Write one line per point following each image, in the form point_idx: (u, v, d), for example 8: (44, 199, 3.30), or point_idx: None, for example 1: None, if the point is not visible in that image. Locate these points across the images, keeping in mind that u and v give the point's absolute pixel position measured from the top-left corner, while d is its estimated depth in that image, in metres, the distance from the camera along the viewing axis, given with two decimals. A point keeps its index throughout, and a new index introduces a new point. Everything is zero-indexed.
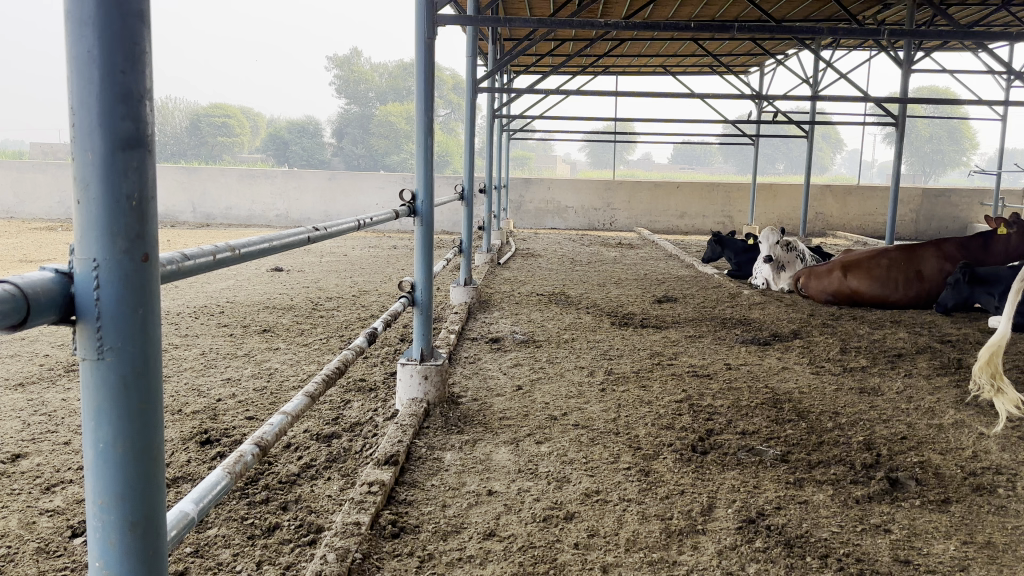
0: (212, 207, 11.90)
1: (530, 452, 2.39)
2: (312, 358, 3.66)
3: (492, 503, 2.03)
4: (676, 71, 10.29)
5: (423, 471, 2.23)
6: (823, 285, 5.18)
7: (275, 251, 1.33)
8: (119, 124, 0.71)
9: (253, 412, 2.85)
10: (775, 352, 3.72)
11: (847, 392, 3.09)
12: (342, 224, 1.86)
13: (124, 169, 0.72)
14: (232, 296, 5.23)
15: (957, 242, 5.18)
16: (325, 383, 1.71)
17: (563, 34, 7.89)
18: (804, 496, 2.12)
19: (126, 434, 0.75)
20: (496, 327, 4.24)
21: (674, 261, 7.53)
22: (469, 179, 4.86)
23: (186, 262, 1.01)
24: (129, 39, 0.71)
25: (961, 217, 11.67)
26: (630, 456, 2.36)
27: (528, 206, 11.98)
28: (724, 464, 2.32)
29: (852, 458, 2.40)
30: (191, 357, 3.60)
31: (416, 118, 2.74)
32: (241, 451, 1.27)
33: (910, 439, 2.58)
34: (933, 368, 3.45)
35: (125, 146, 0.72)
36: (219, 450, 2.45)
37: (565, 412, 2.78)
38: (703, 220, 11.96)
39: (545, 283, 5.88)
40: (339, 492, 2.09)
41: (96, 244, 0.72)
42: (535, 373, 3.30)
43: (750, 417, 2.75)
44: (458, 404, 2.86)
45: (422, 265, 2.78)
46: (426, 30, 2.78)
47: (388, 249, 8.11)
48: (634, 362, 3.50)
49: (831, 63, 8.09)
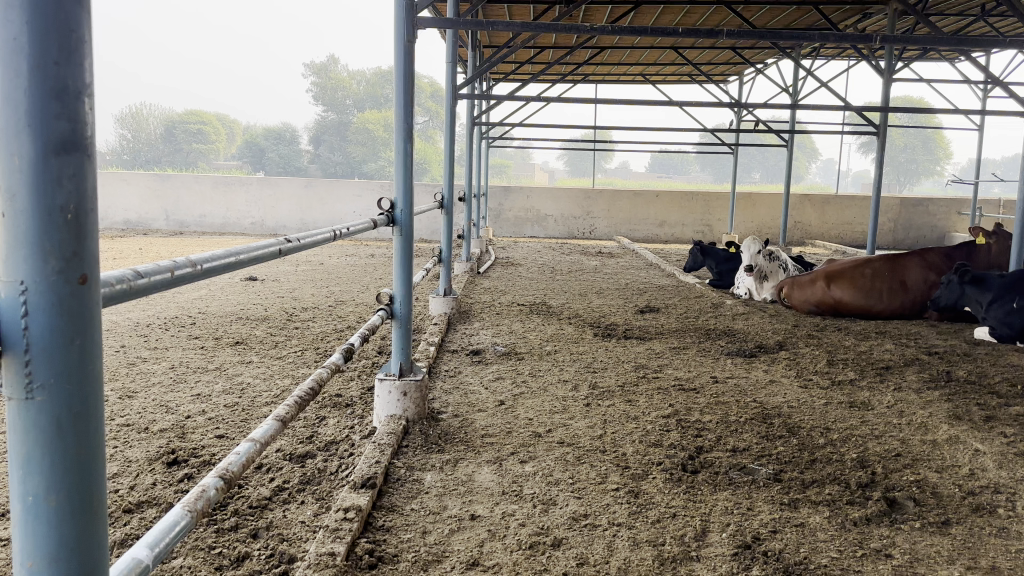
0: (185, 215, 11.69)
1: (514, 472, 2.28)
2: (286, 371, 3.54)
3: (475, 529, 1.92)
4: (655, 79, 10.28)
5: (402, 494, 2.12)
6: (806, 295, 5.14)
7: (241, 267, 1.24)
8: (53, 124, 0.62)
9: (224, 430, 2.73)
10: (762, 364, 3.65)
11: (836, 406, 3.02)
12: (317, 235, 1.75)
13: (58, 176, 0.63)
14: (204, 307, 5.08)
15: (941, 251, 5.14)
16: (298, 406, 1.59)
17: (543, 42, 7.82)
18: (800, 519, 2.04)
19: (61, 485, 0.66)
20: (477, 339, 4.13)
21: (654, 270, 7.48)
22: (449, 187, 4.73)
23: (139, 280, 0.91)
24: (65, 25, 0.63)
25: (939, 225, 11.75)
26: (619, 476, 2.26)
27: (507, 214, 11.90)
28: (716, 484, 2.23)
29: (847, 477, 2.33)
30: (159, 372, 3.48)
31: (395, 124, 2.64)
32: (204, 485, 1.16)
33: (904, 457, 2.51)
34: (922, 381, 3.40)
35: (59, 151, 0.63)
36: (188, 472, 2.33)
37: (550, 429, 2.68)
38: (683, 229, 11.94)
39: (526, 293, 5.79)
40: (313, 518, 1.97)
41: (25, 264, 0.63)
42: (518, 387, 3.20)
43: (740, 433, 2.67)
44: (438, 421, 2.75)
45: (400, 276, 2.66)
46: (406, 33, 2.68)
47: (366, 258, 7.99)
48: (619, 375, 3.42)
49: (812, 73, 8.07)
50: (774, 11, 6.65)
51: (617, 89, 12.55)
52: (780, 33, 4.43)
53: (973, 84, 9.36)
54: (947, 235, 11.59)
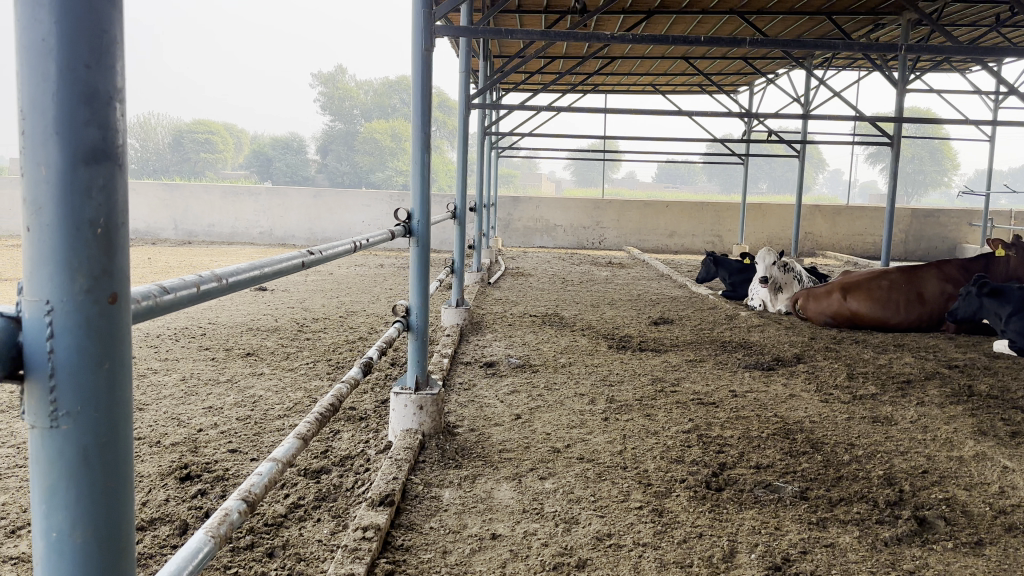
0: (194, 224, 11.69)
1: (534, 489, 2.23)
2: (298, 383, 3.50)
3: (497, 549, 1.87)
4: (665, 89, 10.26)
5: (421, 511, 2.07)
6: (821, 306, 5.08)
7: (266, 280, 1.20)
8: (82, 132, 0.59)
9: (236, 444, 2.69)
10: (781, 377, 3.59)
11: (859, 421, 2.96)
12: (338, 247, 1.71)
13: (87, 188, 0.59)
14: (215, 317, 5.05)
15: (959, 262, 5.07)
16: (319, 423, 1.55)
17: (554, 51, 7.81)
18: (829, 539, 1.98)
19: (87, 520, 0.62)
20: (490, 350, 4.08)
21: (666, 281, 7.42)
22: (461, 198, 4.69)
23: (165, 295, 0.87)
24: (94, 24, 0.59)
25: (951, 236, 11.67)
26: (641, 494, 2.21)
27: (516, 224, 11.88)
28: (741, 502, 2.18)
29: (874, 495, 2.28)
30: (171, 384, 3.44)
31: (412, 135, 2.60)
32: (227, 507, 1.12)
33: (931, 474, 2.46)
34: (944, 396, 3.34)
35: (89, 160, 0.59)
36: (201, 487, 2.29)
37: (569, 444, 2.63)
38: (693, 240, 11.88)
39: (537, 304, 5.74)
40: (330, 537, 1.93)
41: (50, 282, 0.59)
42: (534, 400, 3.15)
43: (763, 449, 2.61)
44: (454, 435, 2.70)
45: (417, 288, 2.62)
46: (423, 42, 2.64)
47: (375, 268, 7.96)
48: (636, 388, 3.36)
49: (825, 83, 8.02)
50: (788, 21, 6.61)
51: (627, 99, 12.53)
52: (797, 42, 4.38)
53: (986, 94, 9.30)
54: (959, 246, 11.51)
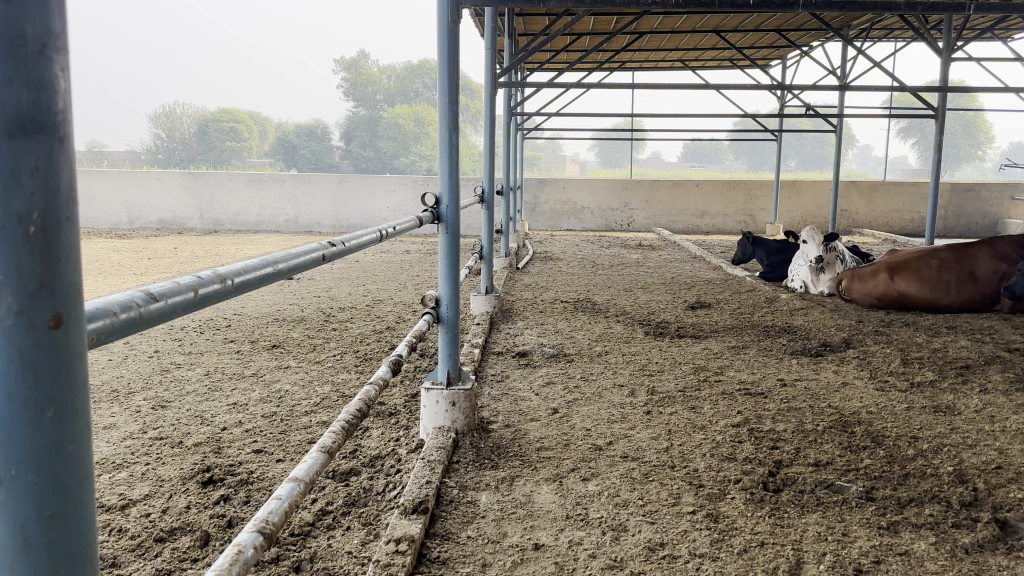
0: (219, 213, 11.64)
1: (577, 492, 2.08)
2: (325, 377, 3.37)
3: (541, 561, 1.72)
4: (694, 65, 10.00)
5: (457, 519, 1.93)
6: (867, 288, 4.86)
7: (281, 277, 1.07)
8: (9, 94, 0.50)
9: (262, 443, 2.56)
10: (831, 364, 3.40)
11: (919, 411, 2.77)
12: (363, 236, 1.56)
13: (15, 173, 0.51)
14: (240, 307, 4.94)
15: (1013, 239, 4.80)
16: (345, 433, 1.40)
17: (581, 28, 7.59)
18: (904, 545, 1.81)
19: None
20: (522, 339, 3.92)
21: (699, 262, 7.21)
22: (489, 181, 4.50)
23: (153, 303, 0.73)
24: None
25: (992, 211, 11.28)
26: (693, 497, 2.04)
27: (542, 207, 11.67)
28: (804, 505, 2.01)
29: (947, 495, 2.09)
30: (195, 379, 3.34)
31: (440, 113, 2.44)
32: (239, 544, 0.99)
33: (1007, 470, 2.27)
34: (1009, 383, 3.12)
35: (17, 134, 0.51)
36: (224, 492, 2.17)
37: (611, 440, 2.47)
38: (724, 220, 11.61)
39: (568, 289, 5.57)
40: (360, 548, 1.79)
41: None
42: (571, 393, 2.99)
43: (820, 444, 2.44)
44: (489, 433, 2.55)
45: (447, 276, 2.46)
46: (449, 12, 2.45)
47: (402, 254, 7.85)
48: (677, 378, 3.19)
49: (864, 52, 7.71)
50: None
51: (655, 76, 12.25)
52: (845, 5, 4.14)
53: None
54: (1001, 221, 11.12)
